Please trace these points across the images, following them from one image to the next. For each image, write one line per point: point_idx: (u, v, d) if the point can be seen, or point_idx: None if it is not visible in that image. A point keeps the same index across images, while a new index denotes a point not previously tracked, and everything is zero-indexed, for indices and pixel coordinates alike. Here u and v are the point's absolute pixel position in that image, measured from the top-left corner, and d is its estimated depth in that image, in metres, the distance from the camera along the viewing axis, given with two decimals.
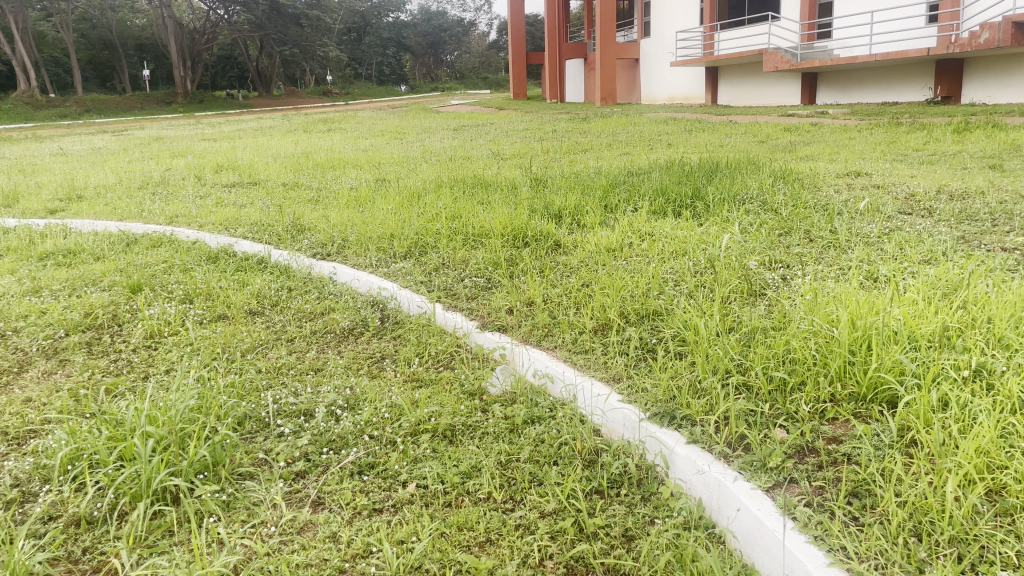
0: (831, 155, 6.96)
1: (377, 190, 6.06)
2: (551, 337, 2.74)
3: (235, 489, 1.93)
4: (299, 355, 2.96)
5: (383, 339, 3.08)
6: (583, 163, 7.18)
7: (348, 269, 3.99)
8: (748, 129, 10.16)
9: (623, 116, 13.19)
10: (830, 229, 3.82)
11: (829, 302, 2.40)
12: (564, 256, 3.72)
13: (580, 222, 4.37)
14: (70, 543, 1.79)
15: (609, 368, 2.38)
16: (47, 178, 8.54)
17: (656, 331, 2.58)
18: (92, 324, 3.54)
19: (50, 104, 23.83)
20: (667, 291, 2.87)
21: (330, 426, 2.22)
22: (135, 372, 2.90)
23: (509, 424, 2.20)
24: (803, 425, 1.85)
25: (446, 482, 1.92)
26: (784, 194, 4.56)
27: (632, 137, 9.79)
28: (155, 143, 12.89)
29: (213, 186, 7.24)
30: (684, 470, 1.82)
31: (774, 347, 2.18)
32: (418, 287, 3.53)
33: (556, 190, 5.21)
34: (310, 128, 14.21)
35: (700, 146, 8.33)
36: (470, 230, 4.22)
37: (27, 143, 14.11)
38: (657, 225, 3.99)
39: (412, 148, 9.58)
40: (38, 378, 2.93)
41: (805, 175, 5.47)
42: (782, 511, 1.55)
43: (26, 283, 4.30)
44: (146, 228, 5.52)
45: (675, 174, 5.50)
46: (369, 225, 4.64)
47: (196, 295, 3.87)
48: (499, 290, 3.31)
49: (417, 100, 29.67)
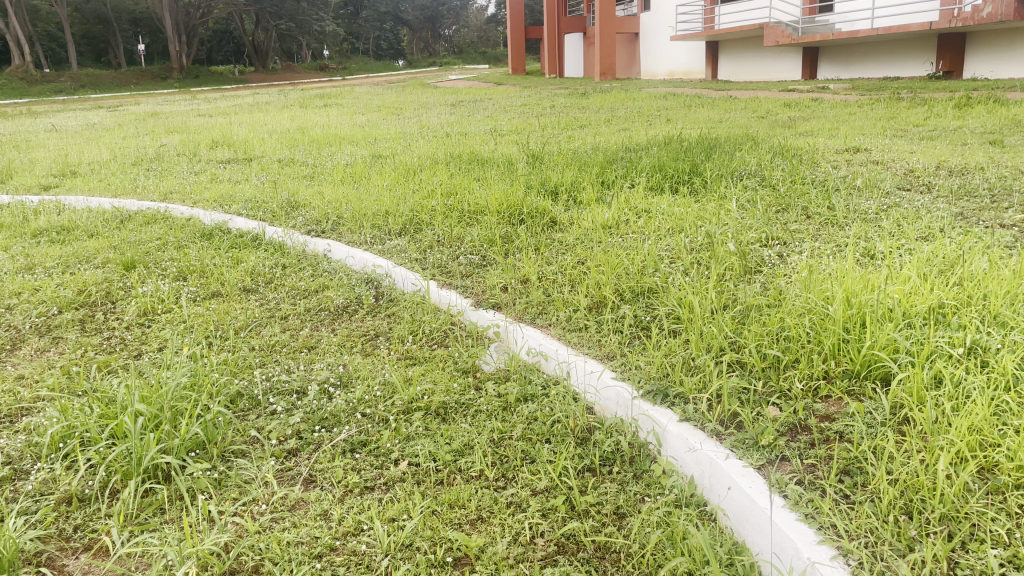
0: (831, 131, 6.91)
1: (373, 166, 6.02)
2: (545, 314, 2.72)
3: (227, 467, 1.93)
4: (293, 333, 2.95)
5: (377, 317, 3.07)
6: (581, 138, 7.13)
7: (343, 246, 3.97)
8: (747, 104, 10.08)
9: (622, 92, 13.11)
10: (828, 205, 3.80)
11: (824, 280, 2.39)
12: (560, 233, 3.70)
13: (576, 199, 4.35)
14: (61, 520, 1.79)
15: (603, 346, 2.37)
16: (41, 154, 8.48)
17: (650, 309, 2.56)
18: (86, 301, 3.52)
19: (44, 79, 23.65)
20: (662, 268, 2.85)
21: (323, 403, 2.21)
22: (128, 350, 2.89)
23: (502, 403, 2.19)
24: (797, 402, 1.84)
25: (438, 461, 1.92)
26: (782, 170, 4.53)
27: (631, 112, 9.72)
28: (150, 118, 12.80)
29: (208, 163, 7.19)
30: (676, 448, 1.81)
31: (768, 325, 2.17)
32: (413, 264, 3.51)
33: (553, 166, 5.18)
34: (307, 104, 14.11)
35: (700, 121, 8.28)
36: (465, 207, 4.19)
37: (21, 118, 14.00)
38: (654, 202, 3.96)
39: (409, 124, 9.51)
40: (31, 355, 2.92)
41: (804, 151, 5.44)
42: (774, 489, 1.54)
43: (20, 259, 4.29)
44: (140, 205, 5.49)
45: (673, 150, 5.46)
46: (364, 202, 4.61)
47: (189, 272, 3.85)
48: (494, 268, 3.29)
49: (415, 75, 29.43)
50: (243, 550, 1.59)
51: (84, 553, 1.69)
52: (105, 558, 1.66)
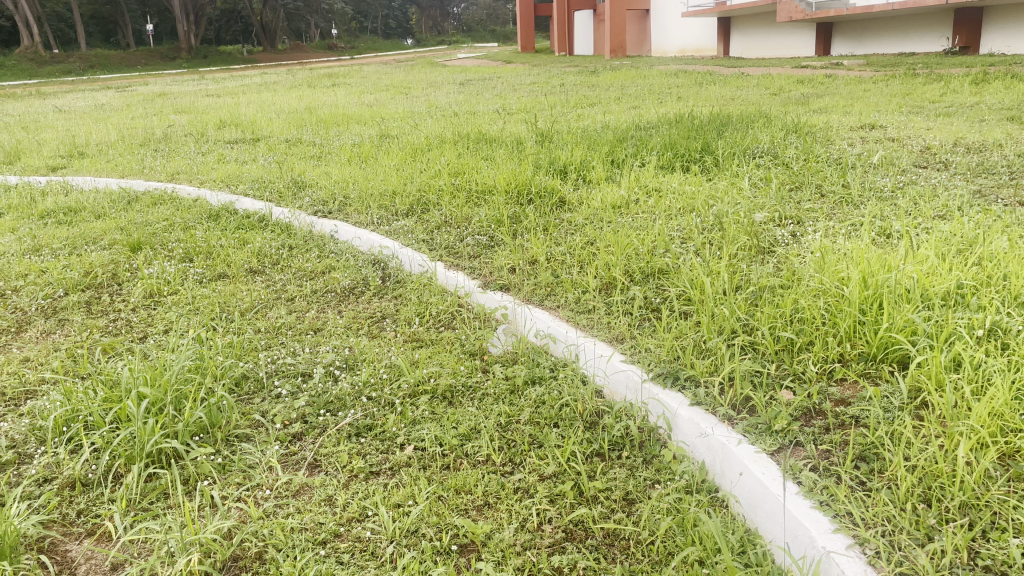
0: (845, 108, 6.79)
1: (380, 146, 5.97)
2: (554, 296, 2.68)
3: (231, 452, 1.90)
4: (299, 315, 2.92)
5: (383, 299, 3.04)
6: (591, 116, 7.05)
7: (350, 227, 3.93)
8: (760, 81, 9.94)
9: (632, 69, 12.96)
10: (843, 183, 3.73)
11: (840, 260, 2.33)
12: (569, 213, 3.64)
13: (585, 177, 4.29)
14: (65, 505, 1.77)
15: (612, 328, 2.32)
16: (49, 135, 8.47)
17: (660, 291, 2.52)
18: (92, 283, 3.50)
19: (53, 59, 23.62)
20: (673, 249, 2.80)
21: (328, 387, 2.18)
22: (133, 332, 2.87)
23: (509, 386, 2.16)
24: (811, 386, 1.79)
25: (444, 445, 1.89)
26: (795, 148, 4.45)
27: (641, 90, 9.61)
28: (160, 99, 12.75)
29: (215, 143, 7.16)
30: (686, 433, 1.77)
31: (782, 306, 2.12)
32: (420, 245, 3.47)
33: (562, 145, 5.12)
34: (315, 83, 14.02)
35: (711, 99, 8.17)
36: (473, 186, 4.14)
37: (31, 99, 13.99)
38: (665, 180, 3.90)
39: (417, 102, 9.42)
40: (37, 337, 2.91)
41: (817, 128, 5.35)
42: (787, 475, 1.50)
43: (27, 241, 4.27)
44: (148, 186, 5.46)
45: (685, 128, 5.38)
46: (371, 182, 4.57)
47: (196, 254, 3.82)
48: (502, 248, 3.25)
49: (424, 54, 29.21)
50: (247, 536, 1.57)
51: (88, 538, 1.68)
52: (108, 544, 1.65)
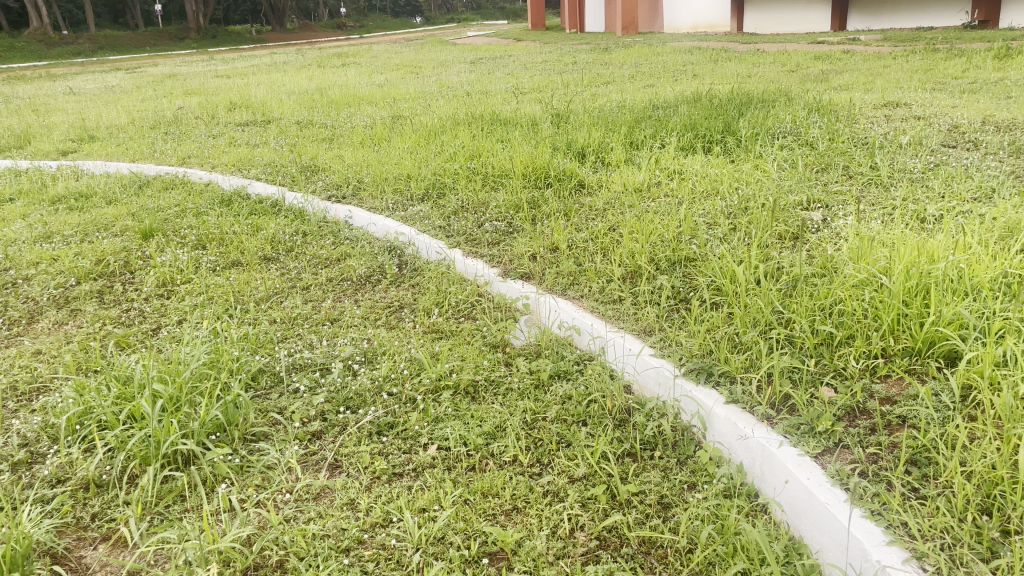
0: (867, 84, 6.64)
1: (393, 128, 5.88)
2: (577, 285, 2.60)
3: (249, 452, 1.84)
4: (315, 305, 2.86)
5: (401, 288, 2.97)
6: (606, 96, 6.92)
7: (364, 212, 3.86)
8: (776, 58, 9.75)
9: (646, 47, 12.74)
10: (871, 164, 3.61)
11: (878, 249, 2.23)
12: (589, 197, 3.55)
13: (604, 160, 4.19)
14: (79, 508, 1.72)
15: (640, 320, 2.24)
16: (59, 118, 8.41)
17: (689, 280, 2.43)
18: (104, 271, 3.45)
19: (63, 41, 23.55)
20: (700, 235, 2.71)
21: (347, 382, 2.11)
22: (147, 323, 2.81)
23: (534, 381, 2.09)
24: (853, 383, 1.71)
25: (469, 445, 1.82)
26: (819, 127, 4.33)
27: (656, 68, 9.45)
28: (169, 80, 12.66)
29: (226, 125, 7.08)
30: (723, 433, 1.70)
31: (819, 298, 2.03)
32: (437, 231, 3.39)
33: (578, 126, 5.02)
34: (325, 63, 13.87)
35: (729, 76, 8.02)
36: (490, 169, 4.05)
37: (42, 81, 13.97)
38: (686, 163, 3.79)
39: (428, 83, 9.29)
40: (49, 329, 2.86)
41: (840, 106, 5.21)
42: (834, 481, 1.43)
43: (38, 228, 4.22)
44: (159, 170, 5.40)
45: (704, 107, 5.25)
46: (385, 165, 4.48)
47: (209, 240, 3.76)
48: (521, 235, 3.16)
49: (434, 33, 28.94)
50: (267, 544, 1.51)
51: (102, 544, 1.62)
52: (124, 550, 1.59)
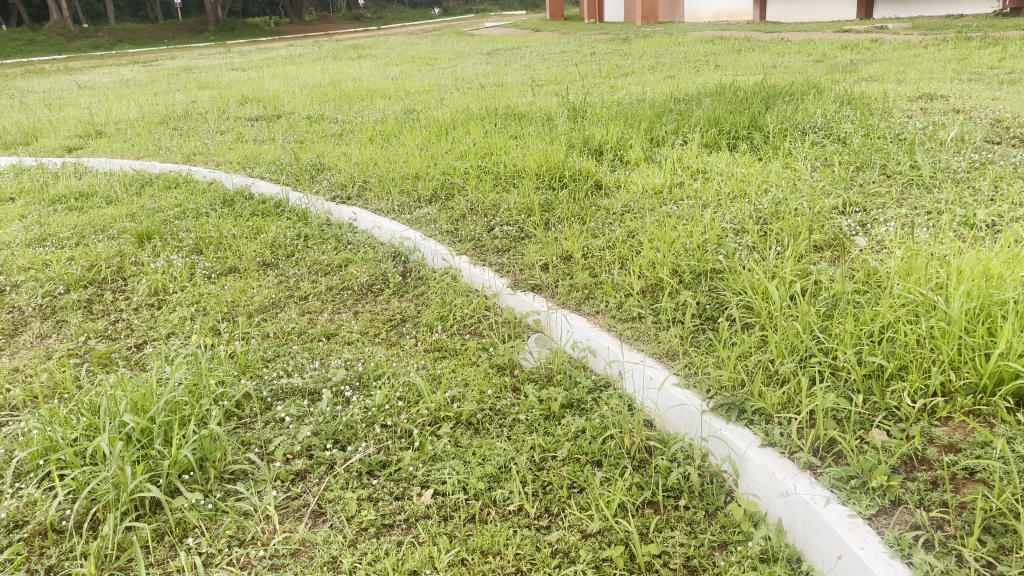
0: (899, 75, 6.35)
1: (405, 123, 5.68)
2: (593, 300, 2.38)
3: (224, 495, 1.66)
4: (311, 319, 2.68)
5: (403, 300, 2.78)
6: (625, 88, 6.68)
7: (369, 214, 3.67)
8: (802, 47, 9.42)
9: (665, 37, 12.44)
10: (910, 163, 3.35)
11: (929, 263, 2.00)
12: (606, 199, 3.33)
13: (622, 158, 3.97)
14: (33, 560, 1.54)
15: (661, 342, 2.02)
16: (69, 113, 8.28)
17: (715, 296, 2.21)
18: (96, 278, 3.28)
19: (83, 33, 23.55)
20: (727, 245, 2.49)
21: (338, 412, 1.92)
22: (134, 337, 2.64)
23: (544, 412, 1.88)
24: (909, 427, 1.49)
25: (469, 490, 1.61)
26: (852, 122, 4.08)
27: (676, 59, 9.18)
28: (184, 73, 12.55)
29: (235, 120, 6.91)
30: (759, 484, 1.48)
31: (865, 320, 1.80)
32: (444, 237, 3.19)
33: (596, 121, 4.79)
34: (341, 56, 13.70)
35: (752, 67, 7.74)
36: (502, 168, 3.84)
37: (58, 75, 13.93)
38: (710, 161, 3.56)
39: (443, 75, 9.07)
40: (31, 342, 2.69)
41: (872, 99, 4.93)
42: (894, 553, 1.22)
43: (34, 230, 4.07)
44: (163, 167, 5.23)
45: (729, 101, 5.00)
46: (392, 164, 4.28)
47: (206, 245, 3.58)
48: (533, 241, 2.95)
49: (452, 23, 28.68)
50: None
51: None
52: None
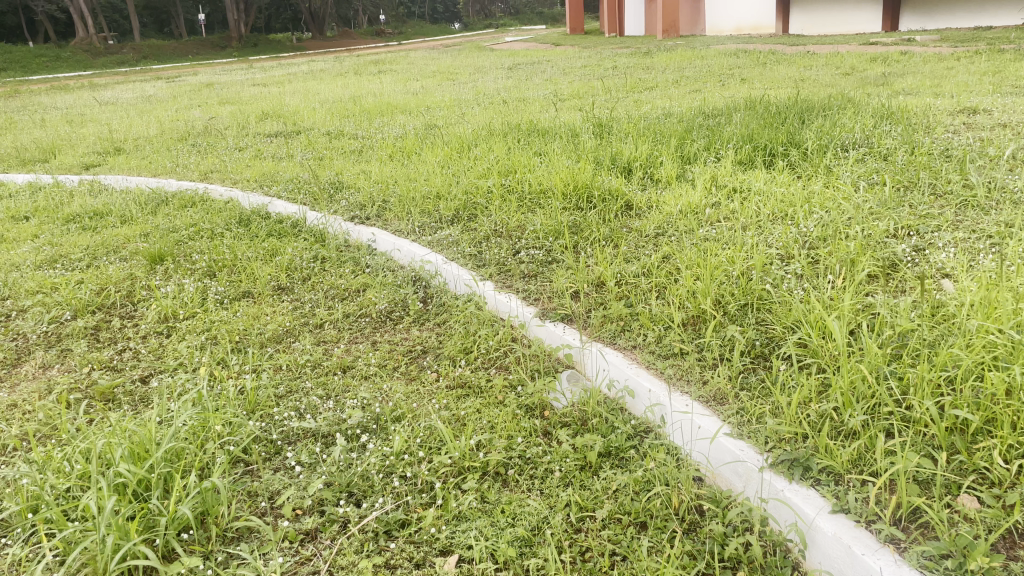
0: (935, 88, 6.12)
1: (425, 139, 5.54)
2: (628, 333, 2.20)
3: (225, 560, 1.49)
4: (326, 350, 2.52)
5: (424, 329, 2.62)
6: (650, 102, 6.51)
7: (389, 235, 3.52)
8: (828, 59, 9.21)
9: (688, 50, 12.28)
10: (962, 181, 3.14)
11: (1007, 298, 1.80)
12: (638, 220, 3.16)
13: (653, 176, 3.79)
14: None
15: (708, 384, 1.84)
16: (89, 130, 8.25)
17: (765, 331, 2.02)
18: (104, 303, 3.15)
19: (108, 50, 23.77)
20: (773, 273, 2.30)
21: (353, 460, 1.75)
22: (139, 369, 2.48)
23: (579, 462, 1.70)
24: (1006, 496, 1.30)
25: (499, 558, 1.44)
26: (894, 137, 3.88)
27: (700, 72, 8.99)
28: (205, 89, 12.55)
29: (254, 137, 6.82)
30: (832, 557, 1.29)
31: (941, 364, 1.60)
32: (466, 261, 3.03)
33: (623, 137, 4.62)
34: (361, 71, 13.69)
35: (780, 80, 7.54)
36: (526, 188, 3.67)
37: (82, 91, 13.99)
38: (747, 180, 3.38)
39: (463, 90, 8.98)
40: (33, 373, 2.55)
41: (911, 113, 4.73)
42: None
43: (45, 251, 3.96)
44: (180, 185, 5.13)
45: (762, 115, 4.81)
46: (413, 182, 4.14)
47: (220, 268, 3.44)
48: (562, 266, 2.78)
49: (473, 38, 28.76)
50: None
51: None
52: None
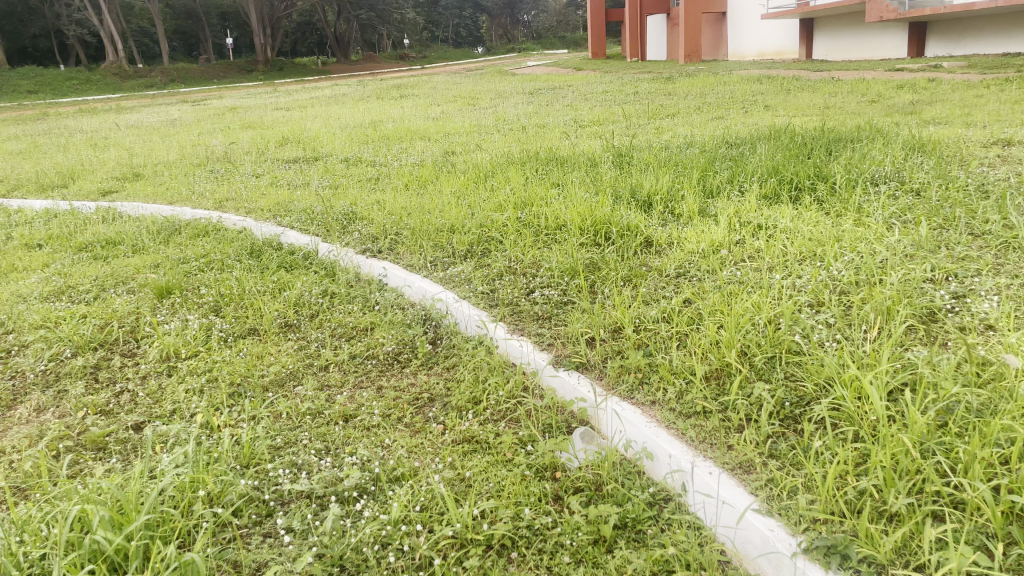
0: (966, 118, 5.95)
1: (442, 168, 5.46)
2: (647, 385, 2.07)
3: None
4: (329, 395, 2.40)
5: (433, 374, 2.50)
6: (672, 131, 6.39)
7: (401, 270, 3.42)
8: (854, 87, 9.05)
9: (710, 75, 12.16)
10: (1001, 220, 2.98)
11: None
12: (658, 258, 3.02)
13: (673, 210, 3.67)
14: None
15: (734, 450, 1.70)
16: (110, 154, 8.27)
17: (795, 390, 1.88)
18: (106, 339, 3.05)
19: (137, 73, 24.12)
20: (803, 322, 2.16)
21: (348, 530, 1.63)
22: (134, 414, 2.38)
23: (592, 536, 1.57)
24: None
25: None
26: (926, 171, 3.72)
27: (722, 99, 8.87)
28: (228, 114, 12.64)
29: (272, 163, 6.78)
30: None
31: (993, 438, 1.46)
32: (479, 299, 2.91)
33: (643, 168, 4.50)
34: (383, 95, 13.72)
35: (805, 108, 7.40)
36: (543, 222, 3.56)
37: (108, 115, 14.14)
38: (772, 216, 3.23)
39: (483, 116, 8.92)
40: (27, 416, 2.46)
41: (944, 145, 4.57)
42: None
43: (54, 281, 3.89)
44: (194, 214, 5.07)
45: (787, 146, 4.67)
46: (427, 214, 4.04)
47: (227, 303, 3.34)
48: (578, 308, 2.65)
49: (495, 62, 28.88)
50: None
51: None
52: None
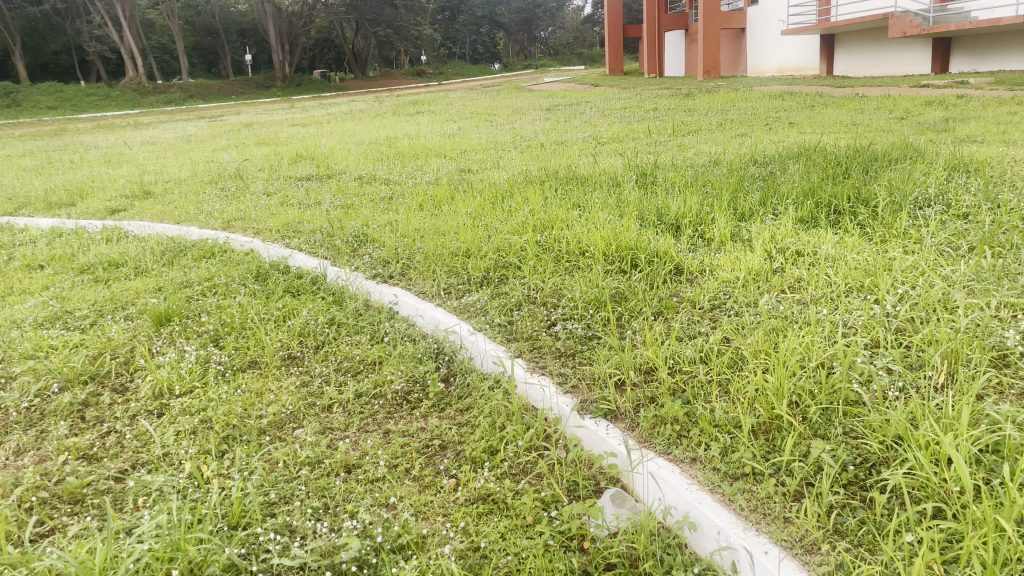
0: (1006, 136, 5.67)
1: (458, 186, 5.26)
2: (687, 439, 1.83)
3: None
4: (331, 440, 2.19)
5: (445, 418, 2.27)
6: (695, 148, 6.16)
7: (412, 298, 3.21)
8: (881, 103, 8.79)
9: (730, 91, 11.93)
10: None
11: None
12: (689, 288, 2.79)
13: (703, 234, 3.44)
14: None
15: (793, 527, 1.46)
16: (122, 171, 8.15)
17: (858, 452, 1.63)
18: (98, 372, 2.85)
19: (155, 89, 24.23)
20: (861, 368, 1.91)
21: None
22: (118, 460, 2.17)
23: None
24: None
25: None
26: (974, 193, 3.46)
27: (745, 115, 8.64)
28: (244, 129, 12.57)
29: (285, 181, 6.62)
30: None
31: None
32: (496, 333, 2.69)
33: (669, 188, 4.28)
34: (399, 111, 13.61)
35: (833, 125, 7.14)
36: (564, 247, 3.34)
37: (126, 131, 14.14)
38: (812, 242, 2.99)
39: (500, 132, 8.74)
40: (3, 461, 2.26)
41: (987, 164, 4.30)
42: None
43: (50, 306, 3.70)
44: (201, 234, 4.89)
45: (820, 166, 4.42)
46: (441, 237, 3.84)
47: (228, 332, 3.14)
48: (605, 345, 2.42)
49: (512, 79, 28.83)
50: None
51: None
52: None
